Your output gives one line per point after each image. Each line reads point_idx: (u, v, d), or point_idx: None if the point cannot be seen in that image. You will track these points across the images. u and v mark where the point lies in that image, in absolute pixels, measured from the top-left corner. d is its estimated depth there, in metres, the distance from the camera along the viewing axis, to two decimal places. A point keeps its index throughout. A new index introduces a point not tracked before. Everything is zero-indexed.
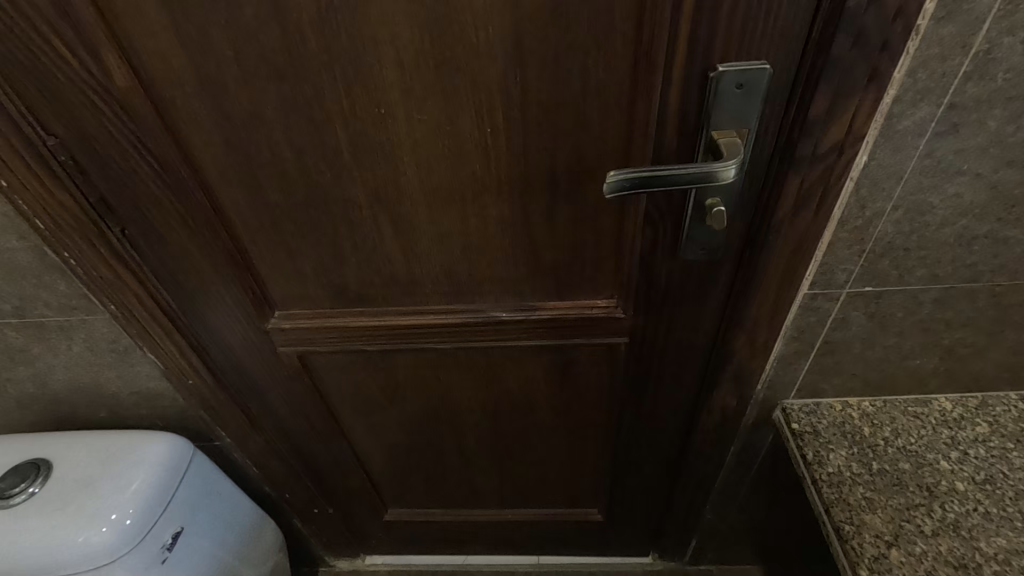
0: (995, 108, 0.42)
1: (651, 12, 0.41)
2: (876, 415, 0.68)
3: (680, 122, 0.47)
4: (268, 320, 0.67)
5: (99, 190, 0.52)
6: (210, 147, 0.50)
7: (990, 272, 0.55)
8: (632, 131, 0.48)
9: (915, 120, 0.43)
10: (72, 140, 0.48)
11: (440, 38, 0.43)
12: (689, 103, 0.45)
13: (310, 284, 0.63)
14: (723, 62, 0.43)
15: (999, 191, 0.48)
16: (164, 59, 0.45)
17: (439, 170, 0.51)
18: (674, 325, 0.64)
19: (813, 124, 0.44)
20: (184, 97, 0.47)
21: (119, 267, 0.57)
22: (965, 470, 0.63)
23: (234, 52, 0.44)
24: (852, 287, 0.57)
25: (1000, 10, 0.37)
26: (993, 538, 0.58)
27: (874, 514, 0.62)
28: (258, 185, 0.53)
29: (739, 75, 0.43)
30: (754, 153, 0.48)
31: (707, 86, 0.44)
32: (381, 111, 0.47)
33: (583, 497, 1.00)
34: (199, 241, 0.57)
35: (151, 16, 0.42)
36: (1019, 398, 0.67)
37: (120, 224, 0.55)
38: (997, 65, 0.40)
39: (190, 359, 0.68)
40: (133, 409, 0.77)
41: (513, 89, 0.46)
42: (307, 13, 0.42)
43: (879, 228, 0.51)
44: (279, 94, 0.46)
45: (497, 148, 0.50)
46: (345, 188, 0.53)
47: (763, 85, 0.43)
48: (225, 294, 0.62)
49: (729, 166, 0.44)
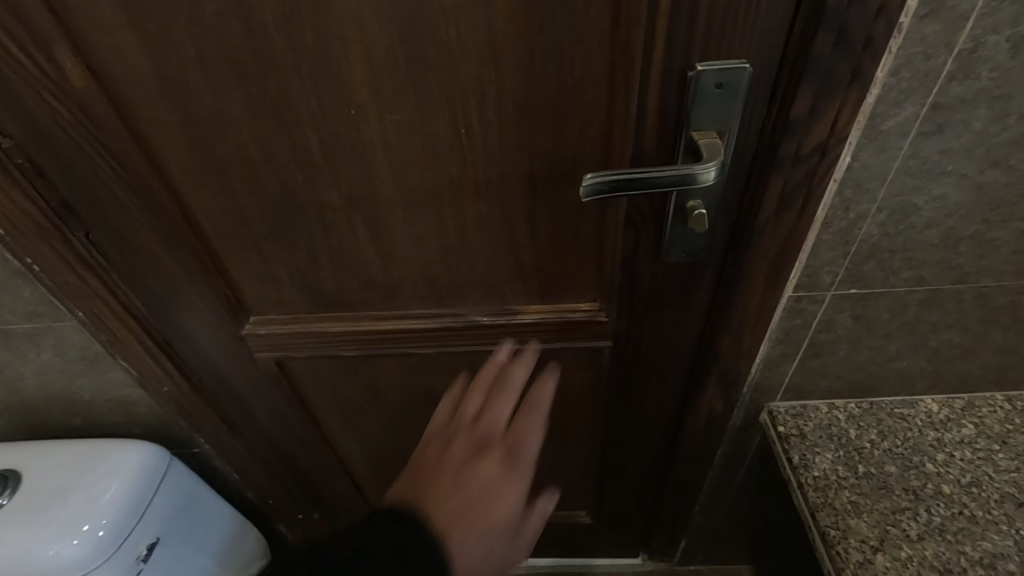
0: (980, 107, 0.42)
1: (628, 9, 0.40)
2: (863, 417, 0.67)
3: (660, 121, 0.45)
4: (244, 325, 0.65)
5: (61, 195, 0.50)
6: (176, 149, 0.49)
7: (975, 273, 0.54)
8: (613, 132, 0.47)
9: (898, 121, 0.42)
10: (30, 142, 0.47)
11: (411, 36, 0.42)
12: (668, 102, 0.44)
13: (286, 288, 0.61)
14: (702, 61, 0.41)
15: (984, 192, 0.47)
16: (126, 59, 0.43)
17: (414, 172, 0.50)
18: (658, 328, 0.63)
19: (796, 125, 0.43)
20: (146, 97, 0.45)
21: (85, 273, 0.56)
22: (951, 473, 0.62)
23: (195, 51, 0.42)
24: (837, 289, 0.56)
25: (984, 8, 0.36)
26: (979, 542, 0.58)
27: (860, 519, 0.61)
28: (227, 187, 0.52)
29: (719, 75, 0.42)
30: (736, 153, 0.47)
31: (686, 85, 0.43)
32: (352, 112, 0.46)
33: (571, 500, 1.00)
34: (168, 246, 0.55)
35: (106, 13, 0.41)
36: (1005, 398, 0.66)
37: (84, 230, 0.53)
38: (982, 64, 0.39)
39: (164, 366, 0.66)
40: (108, 416, 0.75)
41: (488, 89, 0.45)
42: (273, 10, 0.40)
43: (864, 230, 0.50)
44: (244, 94, 0.45)
45: (472, 149, 0.48)
46: (318, 190, 0.52)
47: (743, 85, 0.42)
48: (197, 301, 0.61)
49: (710, 167, 0.43)
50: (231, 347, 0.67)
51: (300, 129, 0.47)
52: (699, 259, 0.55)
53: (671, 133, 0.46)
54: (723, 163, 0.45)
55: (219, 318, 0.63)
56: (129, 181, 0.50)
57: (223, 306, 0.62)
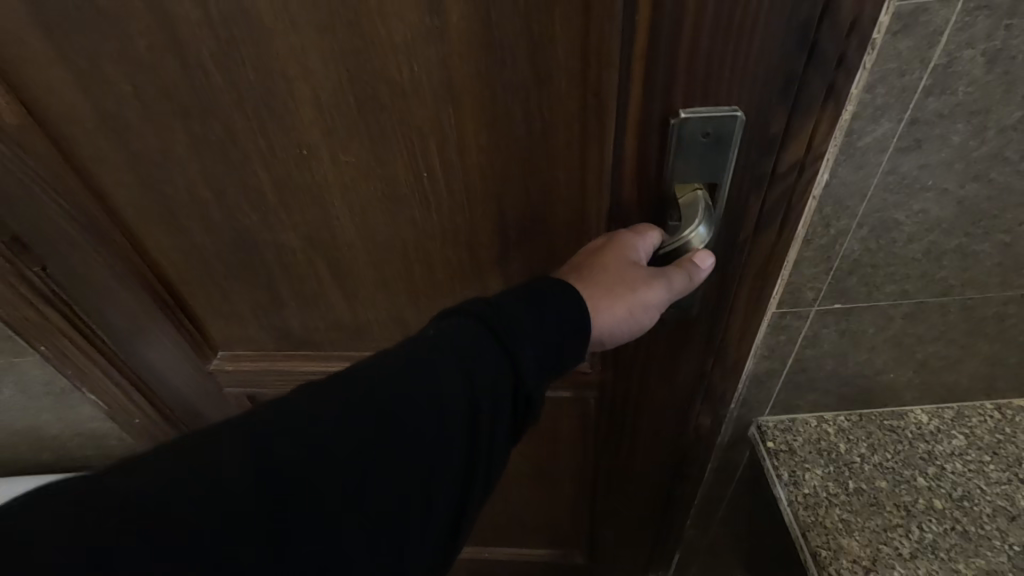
0: (958, 122, 0.40)
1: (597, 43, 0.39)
2: (852, 431, 0.66)
3: (639, 168, 0.44)
4: (211, 360, 0.68)
5: (13, 229, 0.52)
6: (122, 184, 0.51)
7: (960, 285, 0.53)
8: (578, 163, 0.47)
9: (875, 137, 0.41)
10: None
11: (358, 73, 0.42)
12: (648, 145, 0.43)
13: (248, 322, 0.64)
14: (686, 107, 0.40)
15: (966, 205, 0.46)
16: (66, 99, 0.46)
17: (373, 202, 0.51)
18: (647, 373, 0.62)
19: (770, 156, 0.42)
20: (87, 134, 0.48)
21: (44, 306, 0.57)
22: (942, 487, 0.61)
23: (132, 88, 0.44)
24: (821, 304, 0.55)
25: (958, 23, 0.35)
26: (971, 559, 0.57)
27: (851, 538, 0.60)
28: (178, 220, 0.54)
29: (705, 123, 0.40)
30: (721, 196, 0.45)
31: (670, 133, 0.41)
32: (303, 152, 0.47)
33: (567, 529, 0.98)
34: (121, 281, 0.57)
35: (40, 54, 0.43)
36: (994, 407, 0.65)
37: (38, 264, 0.55)
38: (959, 78, 0.38)
39: (133, 396, 0.68)
40: (80, 451, 0.76)
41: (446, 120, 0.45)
42: (213, 47, 0.41)
43: (846, 246, 0.49)
44: (188, 130, 0.46)
45: (437, 182, 0.49)
46: (276, 222, 0.53)
47: (731, 132, 0.40)
48: (158, 333, 0.62)
49: (696, 231, 0.44)
50: (194, 377, 0.69)
51: (262, 159, 0.48)
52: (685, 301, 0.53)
53: (652, 181, 0.44)
54: (709, 218, 0.44)
55: (183, 348, 0.65)
56: (88, 219, 0.52)
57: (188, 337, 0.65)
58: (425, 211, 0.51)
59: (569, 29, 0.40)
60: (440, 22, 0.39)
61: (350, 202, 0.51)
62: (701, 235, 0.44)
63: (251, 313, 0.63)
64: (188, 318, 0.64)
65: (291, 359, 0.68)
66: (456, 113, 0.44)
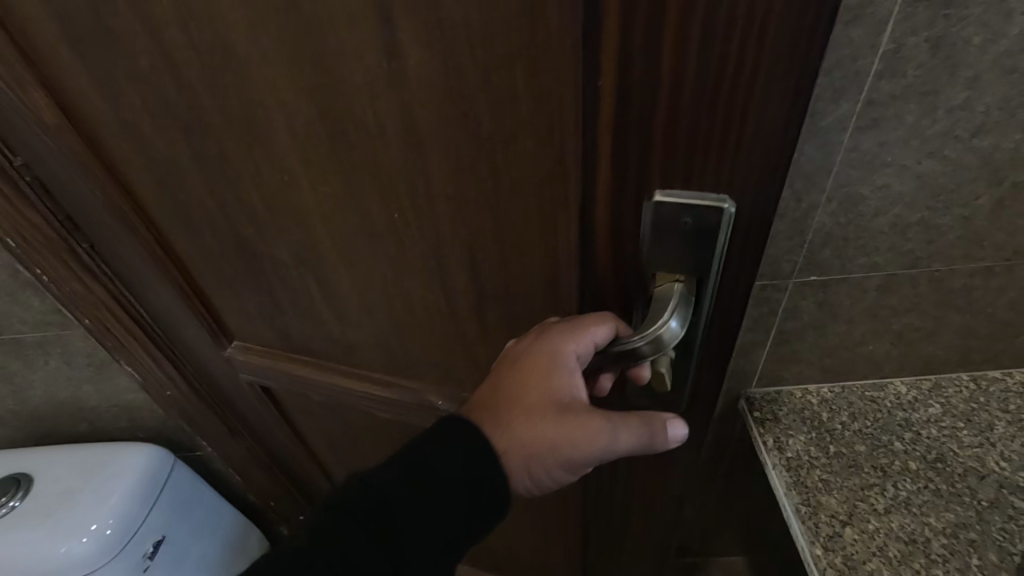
0: (910, 102, 0.45)
1: (558, 112, 0.37)
2: (834, 401, 0.70)
3: (612, 239, 0.41)
4: (226, 348, 0.73)
5: (67, 210, 0.60)
6: (144, 185, 0.56)
7: (927, 258, 0.57)
8: (552, 228, 0.44)
9: (837, 116, 0.46)
10: (33, 162, 0.56)
11: (328, 109, 0.43)
12: (623, 218, 0.39)
13: (257, 322, 0.68)
14: (663, 188, 0.37)
15: (925, 180, 0.51)
16: (93, 109, 0.50)
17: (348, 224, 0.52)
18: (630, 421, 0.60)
19: (759, 231, 0.38)
20: (113, 138, 0.52)
21: (91, 281, 0.65)
22: (917, 450, 0.65)
23: (142, 103, 0.48)
24: (798, 277, 0.59)
25: (901, 12, 0.40)
26: (942, 513, 0.60)
27: (830, 496, 0.64)
28: (191, 222, 0.58)
29: (682, 208, 0.37)
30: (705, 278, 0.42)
31: (645, 210, 0.38)
32: (285, 178, 0.49)
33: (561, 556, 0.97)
34: (152, 267, 0.63)
35: (70, 67, 0.47)
36: (970, 378, 0.69)
37: (87, 240, 0.63)
38: (906, 63, 0.43)
39: (164, 372, 0.77)
40: (113, 422, 0.88)
41: (414, 164, 0.44)
42: (198, 70, 0.43)
43: (817, 220, 0.54)
44: (189, 145, 0.50)
45: (409, 222, 0.49)
46: (273, 237, 0.55)
47: (712, 221, 0.37)
48: (184, 317, 0.69)
49: (666, 327, 0.41)
50: (217, 363, 0.76)
51: (253, 179, 0.51)
52: (679, 371, 0.50)
53: (627, 255, 0.42)
54: (680, 311, 0.42)
55: (205, 336, 0.72)
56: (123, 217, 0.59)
57: (211, 329, 0.71)
58: (401, 246, 0.52)
59: (532, 89, 0.36)
60: (397, 66, 0.38)
61: (334, 228, 0.52)
62: (672, 330, 0.42)
63: (257, 313, 0.67)
64: (210, 312, 0.69)
65: (299, 366, 0.72)
66: (421, 159, 0.44)
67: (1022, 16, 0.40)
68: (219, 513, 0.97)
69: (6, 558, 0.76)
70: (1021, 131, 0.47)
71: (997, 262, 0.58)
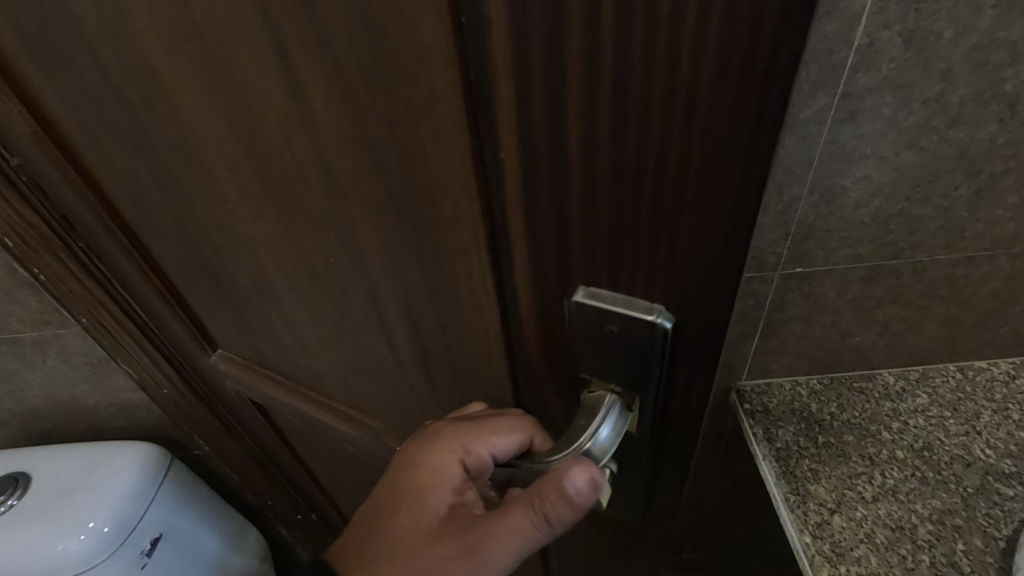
0: (886, 95, 0.46)
1: (452, 167, 0.37)
2: (823, 392, 0.71)
3: (543, 294, 0.44)
4: (212, 355, 0.74)
5: (61, 210, 0.60)
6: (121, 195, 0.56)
7: (908, 249, 0.58)
8: (477, 289, 0.45)
9: (815, 109, 0.47)
10: (26, 164, 0.57)
11: (249, 139, 0.43)
12: (552, 261, 0.41)
13: (234, 338, 0.69)
14: (582, 289, 0.43)
15: (904, 171, 0.52)
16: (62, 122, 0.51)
17: (287, 250, 0.52)
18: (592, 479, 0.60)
19: (691, 301, 0.41)
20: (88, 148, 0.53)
21: (87, 280, 0.66)
22: (904, 439, 0.66)
23: (95, 116, 0.48)
24: (784, 269, 0.60)
25: (873, 7, 0.41)
26: (929, 500, 0.61)
27: (818, 485, 0.64)
28: (160, 235, 0.59)
29: (601, 310, 0.43)
30: (642, 375, 0.47)
31: (572, 306, 0.44)
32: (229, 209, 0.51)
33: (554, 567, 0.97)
34: (141, 272, 0.64)
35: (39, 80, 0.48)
36: (957, 368, 0.70)
37: (81, 240, 0.63)
38: (881, 56, 0.44)
39: (159, 371, 0.78)
40: (110, 420, 0.88)
41: (336, 201, 0.45)
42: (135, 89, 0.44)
43: (800, 212, 0.55)
44: (145, 164, 0.51)
45: (341, 255, 0.49)
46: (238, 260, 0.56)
47: (632, 320, 0.43)
48: (173, 321, 0.70)
49: (594, 435, 0.49)
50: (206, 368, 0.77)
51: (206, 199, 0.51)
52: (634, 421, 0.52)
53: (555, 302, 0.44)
54: (611, 404, 0.49)
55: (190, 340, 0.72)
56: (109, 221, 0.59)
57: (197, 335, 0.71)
58: (337, 275, 0.52)
59: (433, 143, 0.36)
60: (305, 103, 0.38)
61: (274, 251, 0.53)
62: (600, 436, 0.49)
63: (234, 329, 0.68)
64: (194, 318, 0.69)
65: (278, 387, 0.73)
66: (342, 197, 0.44)
67: (989, 9, 0.41)
68: (216, 515, 0.97)
69: (6, 555, 0.77)
70: (995, 122, 0.48)
71: (978, 252, 0.59)
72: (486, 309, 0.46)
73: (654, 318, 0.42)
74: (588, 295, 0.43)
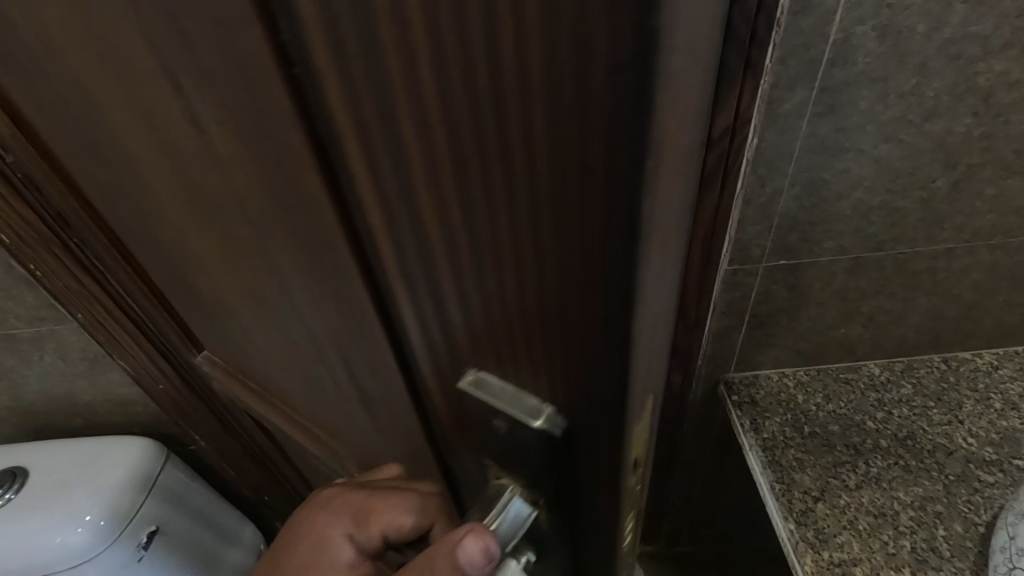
0: (863, 89, 0.47)
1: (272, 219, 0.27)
2: (810, 383, 0.72)
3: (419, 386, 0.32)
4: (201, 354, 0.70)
5: (54, 207, 0.60)
6: None
7: (890, 241, 0.60)
8: (349, 359, 0.35)
9: (794, 103, 0.48)
10: (14, 163, 0.55)
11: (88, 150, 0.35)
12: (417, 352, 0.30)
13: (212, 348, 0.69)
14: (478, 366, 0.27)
15: (883, 164, 0.53)
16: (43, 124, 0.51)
17: (178, 271, 0.44)
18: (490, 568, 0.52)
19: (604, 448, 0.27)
20: None
21: (84, 276, 0.67)
22: (889, 428, 0.67)
23: None
24: (768, 261, 0.61)
25: (847, 2, 0.42)
26: (911, 487, 0.62)
27: (804, 473, 0.65)
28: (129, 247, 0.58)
29: (496, 399, 0.28)
30: (548, 489, 0.31)
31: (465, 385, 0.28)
32: None
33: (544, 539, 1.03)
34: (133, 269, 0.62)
35: None
36: (942, 359, 0.71)
37: (76, 237, 0.63)
38: (856, 51, 0.45)
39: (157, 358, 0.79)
40: (107, 415, 0.89)
41: (187, 234, 0.36)
42: None
43: (782, 205, 0.56)
44: None
45: (218, 290, 0.41)
46: None
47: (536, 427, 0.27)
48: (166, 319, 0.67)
49: (501, 523, 0.32)
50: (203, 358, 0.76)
51: None
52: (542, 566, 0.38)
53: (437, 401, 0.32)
54: (520, 512, 0.32)
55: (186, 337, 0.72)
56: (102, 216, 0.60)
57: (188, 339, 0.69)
58: (228, 310, 0.43)
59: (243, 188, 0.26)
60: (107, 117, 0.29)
61: (176, 271, 0.46)
62: (512, 525, 0.32)
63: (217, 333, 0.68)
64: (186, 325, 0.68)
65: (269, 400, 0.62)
66: (189, 230, 0.35)
67: (960, 4, 0.42)
68: (214, 507, 0.98)
69: (4, 548, 0.78)
70: (970, 115, 0.49)
71: (959, 244, 0.60)
72: (384, 397, 0.36)
73: (542, 424, 0.27)
74: (474, 382, 0.28)
